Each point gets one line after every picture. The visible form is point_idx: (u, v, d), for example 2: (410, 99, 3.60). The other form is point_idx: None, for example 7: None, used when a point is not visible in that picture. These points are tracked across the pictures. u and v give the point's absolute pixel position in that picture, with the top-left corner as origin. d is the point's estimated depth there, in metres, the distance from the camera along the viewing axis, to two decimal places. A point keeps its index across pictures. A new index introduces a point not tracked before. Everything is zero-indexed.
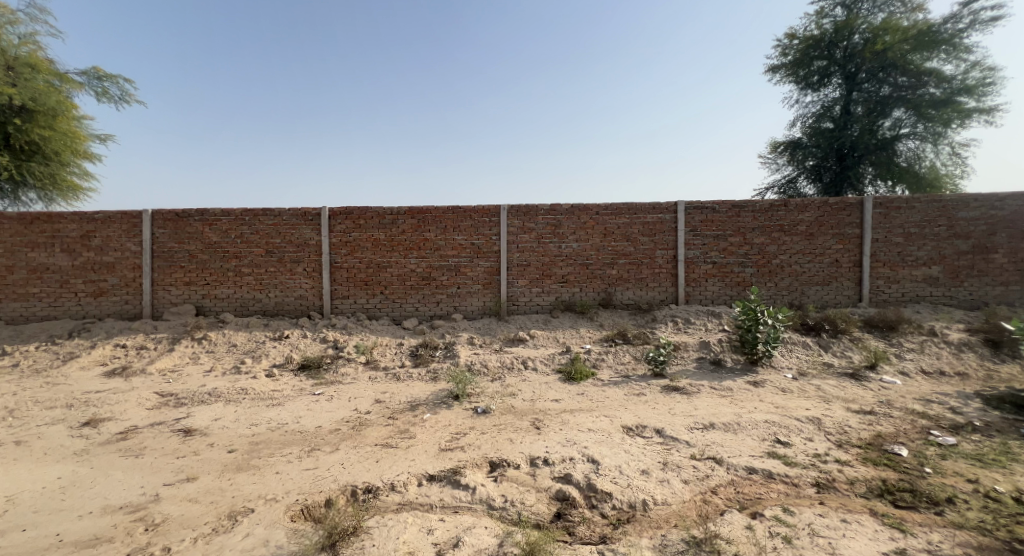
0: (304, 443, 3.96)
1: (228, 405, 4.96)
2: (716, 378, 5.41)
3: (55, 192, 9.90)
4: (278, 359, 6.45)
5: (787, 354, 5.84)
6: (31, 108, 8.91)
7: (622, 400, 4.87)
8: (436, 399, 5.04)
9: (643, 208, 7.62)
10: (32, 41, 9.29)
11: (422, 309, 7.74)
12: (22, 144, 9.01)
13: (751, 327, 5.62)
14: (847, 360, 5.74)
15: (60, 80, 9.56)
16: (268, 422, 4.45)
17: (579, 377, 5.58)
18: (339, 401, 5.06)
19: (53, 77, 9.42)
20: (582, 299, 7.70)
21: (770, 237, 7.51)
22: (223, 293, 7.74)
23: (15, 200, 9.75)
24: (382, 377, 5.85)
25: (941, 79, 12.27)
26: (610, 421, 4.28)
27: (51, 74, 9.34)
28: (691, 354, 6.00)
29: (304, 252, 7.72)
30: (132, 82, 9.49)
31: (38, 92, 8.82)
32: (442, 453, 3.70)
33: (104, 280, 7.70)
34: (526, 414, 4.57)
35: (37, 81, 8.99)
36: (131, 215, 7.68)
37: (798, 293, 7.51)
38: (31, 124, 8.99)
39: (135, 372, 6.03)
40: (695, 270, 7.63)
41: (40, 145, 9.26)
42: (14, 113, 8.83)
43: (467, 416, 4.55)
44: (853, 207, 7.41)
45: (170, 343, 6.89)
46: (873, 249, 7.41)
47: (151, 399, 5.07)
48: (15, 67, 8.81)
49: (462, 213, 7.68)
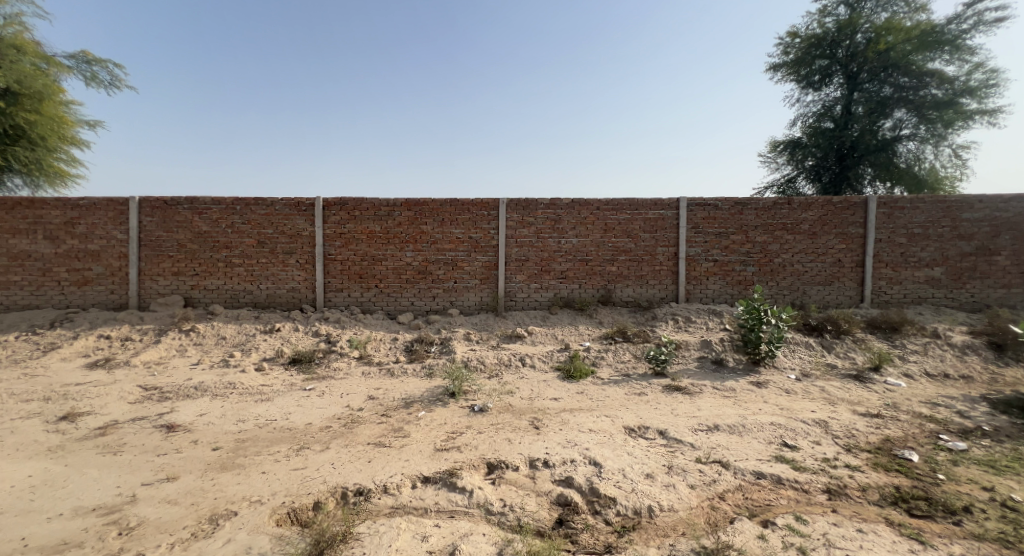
0: (292, 441, 3.78)
1: (215, 400, 4.77)
2: (718, 378, 5.29)
3: (42, 178, 9.64)
4: (268, 353, 6.27)
5: (790, 354, 5.73)
6: (17, 91, 8.63)
7: (622, 400, 4.74)
8: (431, 396, 4.88)
9: (645, 204, 7.48)
10: (18, 22, 9.00)
11: (418, 304, 7.58)
12: (7, 127, 8.74)
13: (754, 327, 5.52)
14: (850, 361, 5.62)
15: (47, 63, 9.28)
16: (256, 419, 4.27)
17: (578, 375, 5.44)
18: (331, 397, 4.89)
19: (40, 60, 9.12)
20: (581, 296, 7.56)
21: (772, 235, 7.40)
22: (212, 285, 7.53)
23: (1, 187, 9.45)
24: (375, 373, 5.70)
25: (943, 80, 12.20)
26: (611, 421, 4.14)
27: (37, 56, 9.05)
28: (692, 353, 5.88)
29: (298, 244, 7.51)
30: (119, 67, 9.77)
31: (24, 75, 8.53)
32: (437, 453, 3.55)
33: (89, 269, 7.46)
34: (524, 413, 4.42)
35: (23, 63, 8.71)
36: (117, 202, 7.45)
37: (799, 292, 7.41)
38: (16, 107, 8.72)
39: (118, 364, 5.82)
40: (696, 269, 7.50)
41: (26, 129, 8.99)
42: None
43: (463, 414, 4.40)
44: (857, 207, 7.30)
45: (156, 335, 6.67)
46: (876, 249, 7.32)
47: (135, 393, 4.87)
48: None
49: (459, 206, 7.50)
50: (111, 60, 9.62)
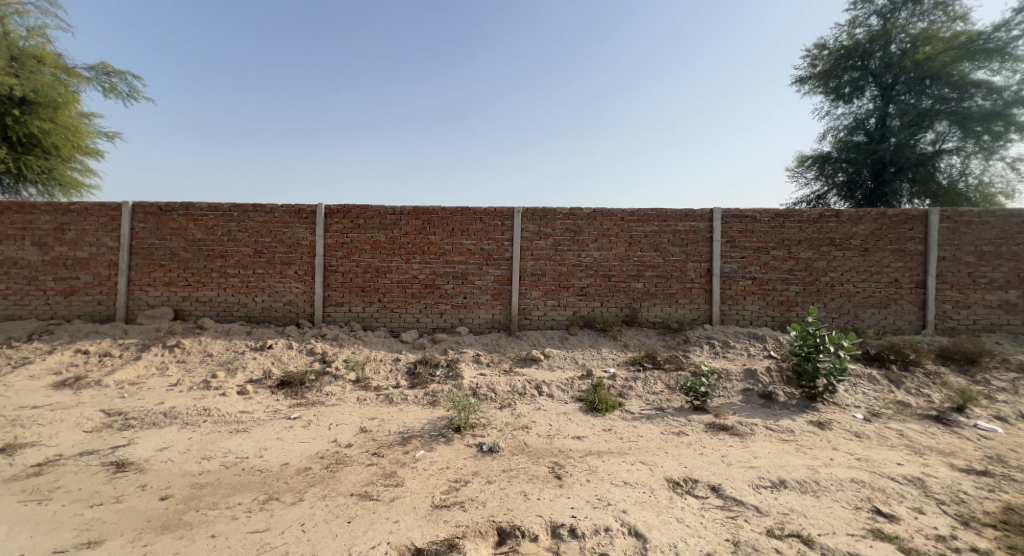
0: (259, 488, 3.11)
1: (184, 430, 4.11)
2: (770, 416, 4.50)
3: (56, 188, 9.24)
4: (256, 374, 5.64)
5: (853, 389, 4.91)
6: (32, 99, 8.31)
7: (658, 442, 3.98)
8: (432, 430, 4.17)
9: (674, 215, 6.77)
10: (41, 33, 8.77)
11: (423, 321, 6.92)
12: (21, 136, 8.37)
13: (810, 355, 4.76)
14: (925, 399, 4.79)
15: (67, 73, 8.98)
16: (224, 455, 3.60)
17: (604, 408, 4.71)
18: (317, 429, 4.21)
19: (60, 70, 8.81)
20: (603, 316, 6.82)
21: (819, 251, 6.62)
22: (205, 297, 6.96)
23: (14, 196, 9.05)
24: (372, 400, 5.04)
25: (990, 91, 11.36)
26: (650, 471, 3.41)
27: (58, 67, 8.76)
28: (736, 385, 5.09)
29: (296, 253, 6.94)
30: (139, 80, 8.65)
31: (41, 84, 8.22)
32: (435, 512, 2.84)
33: (76, 278, 6.96)
34: (542, 456, 3.70)
35: (43, 73, 8.43)
36: (109, 207, 6.98)
37: (851, 316, 6.59)
38: (31, 116, 8.38)
39: (88, 384, 5.21)
40: (732, 287, 6.74)
41: (39, 138, 8.61)
42: (14, 104, 8.26)
43: (469, 455, 3.69)
44: (916, 220, 6.52)
45: (138, 350, 6.10)
46: (939, 269, 6.49)
47: (95, 419, 4.21)
48: (19, 58, 8.26)
49: (471, 215, 6.87)
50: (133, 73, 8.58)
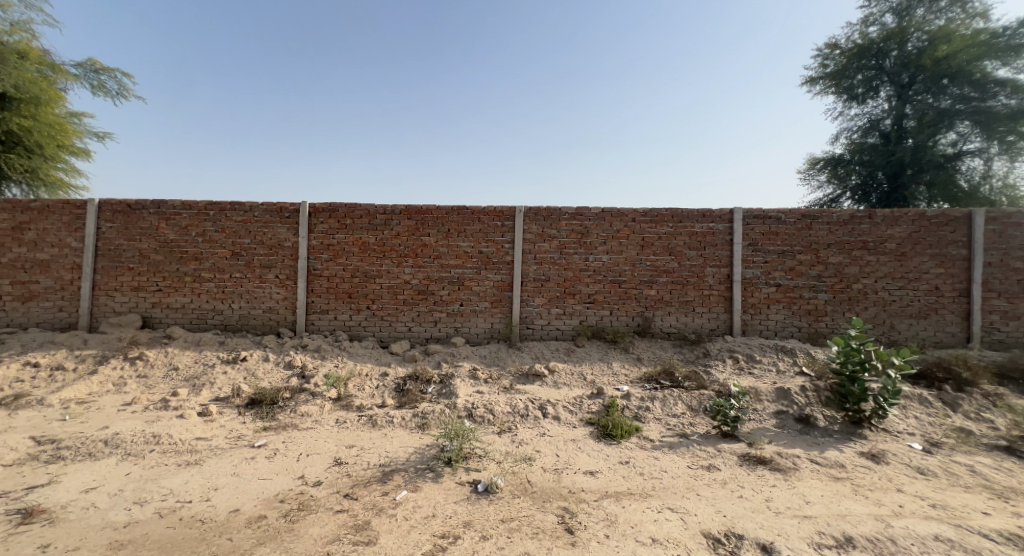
0: (193, 549, 2.49)
1: (123, 462, 3.47)
2: (813, 447, 3.87)
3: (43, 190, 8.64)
4: (224, 391, 5.00)
5: (904, 414, 4.28)
6: (13, 95, 7.69)
7: (687, 480, 3.34)
8: (418, 463, 3.53)
9: (691, 215, 6.16)
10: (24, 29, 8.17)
11: (416, 330, 6.28)
12: None
13: (856, 375, 4.10)
14: (988, 425, 4.17)
15: (53, 70, 8.35)
16: (162, 499, 2.95)
17: (619, 435, 4.07)
18: (283, 461, 3.57)
19: (46, 66, 8.20)
20: (613, 325, 6.20)
21: (851, 255, 6.01)
22: (176, 303, 6.33)
23: None
24: (353, 423, 4.39)
25: (1016, 89, 10.63)
26: (684, 522, 2.78)
27: (43, 63, 8.12)
28: (768, 407, 4.45)
29: (277, 256, 6.31)
30: (130, 77, 8.60)
31: (23, 80, 7.60)
32: None
33: (35, 282, 6.33)
34: (549, 499, 3.05)
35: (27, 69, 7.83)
36: (73, 204, 6.35)
37: (886, 327, 5.97)
38: (11, 113, 7.76)
39: (29, 404, 4.57)
40: (754, 294, 6.11)
41: (21, 136, 7.99)
42: None
43: (460, 498, 3.04)
44: (959, 223, 5.90)
45: (95, 364, 5.46)
46: (985, 276, 5.87)
47: (21, 449, 3.57)
48: None
49: (469, 214, 6.25)
50: (122, 71, 8.52)
